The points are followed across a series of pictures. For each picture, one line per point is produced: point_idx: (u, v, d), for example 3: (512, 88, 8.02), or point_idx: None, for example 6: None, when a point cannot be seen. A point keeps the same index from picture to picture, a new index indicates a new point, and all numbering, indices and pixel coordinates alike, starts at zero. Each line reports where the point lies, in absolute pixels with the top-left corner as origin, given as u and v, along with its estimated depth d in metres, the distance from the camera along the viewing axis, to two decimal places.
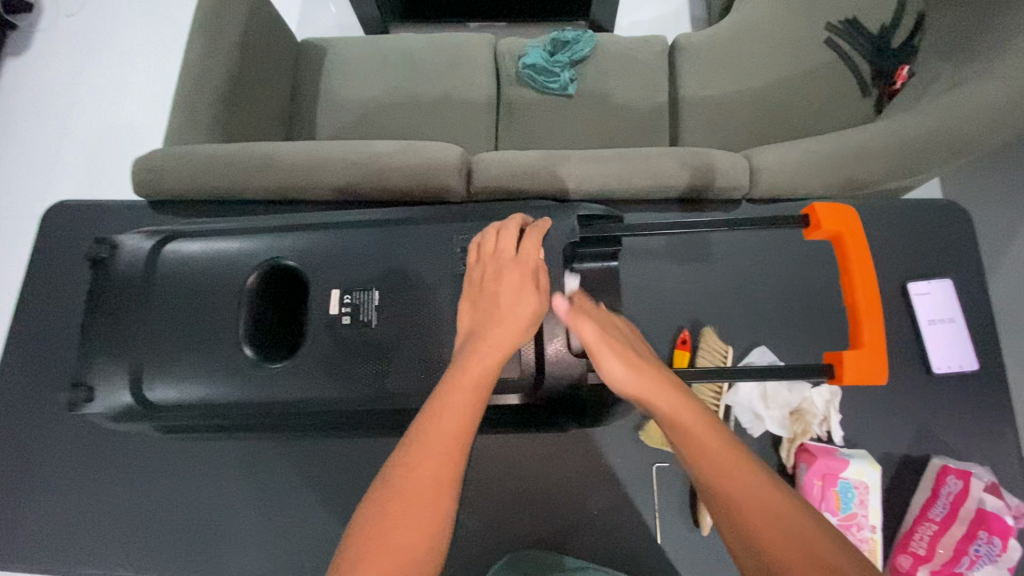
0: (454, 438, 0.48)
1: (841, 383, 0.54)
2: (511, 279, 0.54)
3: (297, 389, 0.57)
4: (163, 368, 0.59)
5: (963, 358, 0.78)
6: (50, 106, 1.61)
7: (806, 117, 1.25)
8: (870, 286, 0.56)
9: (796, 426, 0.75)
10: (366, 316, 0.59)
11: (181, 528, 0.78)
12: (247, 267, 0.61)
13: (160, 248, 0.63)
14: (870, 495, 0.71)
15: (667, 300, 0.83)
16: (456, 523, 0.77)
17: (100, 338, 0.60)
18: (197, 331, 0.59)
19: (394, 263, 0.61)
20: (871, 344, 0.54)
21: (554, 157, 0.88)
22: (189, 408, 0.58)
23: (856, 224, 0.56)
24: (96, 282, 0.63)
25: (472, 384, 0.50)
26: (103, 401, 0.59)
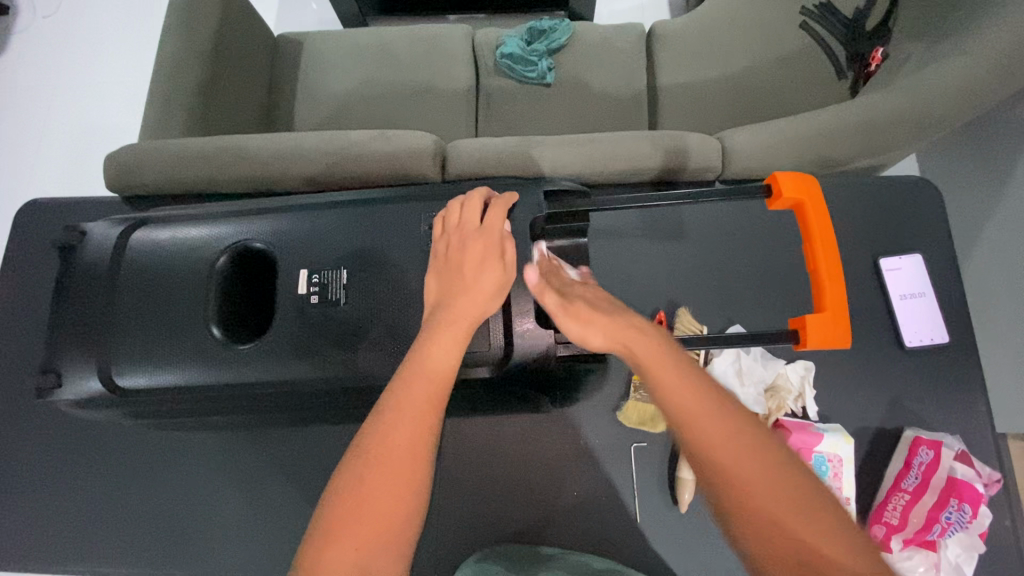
0: (425, 409, 0.48)
1: (806, 348, 0.55)
2: (476, 247, 0.56)
3: (267, 368, 0.57)
4: (134, 354, 0.58)
5: (935, 331, 0.79)
6: (25, 108, 1.59)
7: (783, 101, 1.26)
8: (831, 251, 0.57)
9: (771, 403, 0.75)
10: (335, 294, 0.59)
11: (161, 522, 0.78)
12: (216, 250, 0.62)
13: (128, 235, 0.63)
14: (844, 468, 0.72)
15: (643, 281, 0.83)
16: (437, 509, 0.77)
17: (68, 326, 0.60)
18: (166, 316, 0.59)
19: (362, 243, 0.61)
20: (833, 308, 0.54)
21: (528, 143, 0.89)
22: (161, 393, 0.58)
23: (816, 192, 0.57)
24: (64, 270, 0.62)
25: (440, 354, 0.51)
26: (73, 389, 0.58)
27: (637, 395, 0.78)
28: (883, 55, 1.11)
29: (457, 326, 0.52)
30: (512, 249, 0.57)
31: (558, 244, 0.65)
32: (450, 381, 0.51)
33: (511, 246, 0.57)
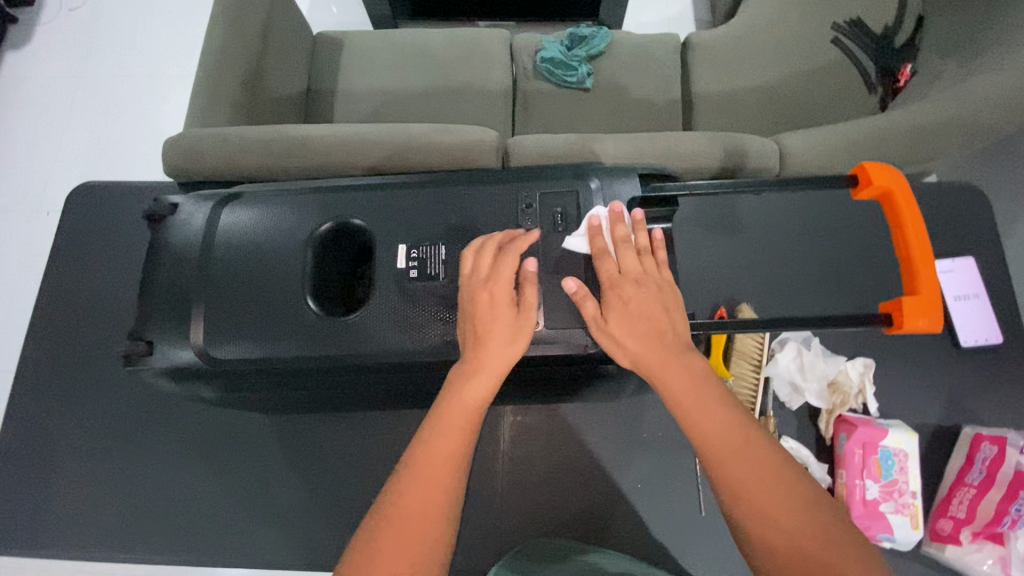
0: (451, 455, 0.50)
1: (901, 333, 0.56)
2: (482, 301, 0.54)
3: (365, 344, 0.58)
4: (227, 325, 0.59)
5: (989, 332, 0.81)
6: (56, 99, 1.58)
7: (815, 114, 1.31)
8: (922, 238, 0.58)
9: (835, 397, 0.78)
10: (433, 270, 0.60)
11: (228, 508, 0.79)
12: (313, 224, 0.62)
13: (219, 210, 0.63)
14: (909, 462, 0.73)
15: (704, 278, 0.85)
16: (507, 494, 0.81)
17: (162, 297, 0.60)
18: (260, 289, 0.60)
19: (459, 222, 0.62)
20: (926, 293, 0.55)
21: (591, 139, 0.90)
22: (250, 366, 0.58)
23: (905, 181, 0.58)
24: (154, 243, 0.63)
25: (460, 410, 0.52)
26: (165, 358, 0.59)
27: None
28: (911, 72, 1.22)
29: (480, 380, 0.52)
30: (529, 294, 0.55)
31: (650, 230, 0.66)
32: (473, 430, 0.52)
33: (530, 289, 0.55)
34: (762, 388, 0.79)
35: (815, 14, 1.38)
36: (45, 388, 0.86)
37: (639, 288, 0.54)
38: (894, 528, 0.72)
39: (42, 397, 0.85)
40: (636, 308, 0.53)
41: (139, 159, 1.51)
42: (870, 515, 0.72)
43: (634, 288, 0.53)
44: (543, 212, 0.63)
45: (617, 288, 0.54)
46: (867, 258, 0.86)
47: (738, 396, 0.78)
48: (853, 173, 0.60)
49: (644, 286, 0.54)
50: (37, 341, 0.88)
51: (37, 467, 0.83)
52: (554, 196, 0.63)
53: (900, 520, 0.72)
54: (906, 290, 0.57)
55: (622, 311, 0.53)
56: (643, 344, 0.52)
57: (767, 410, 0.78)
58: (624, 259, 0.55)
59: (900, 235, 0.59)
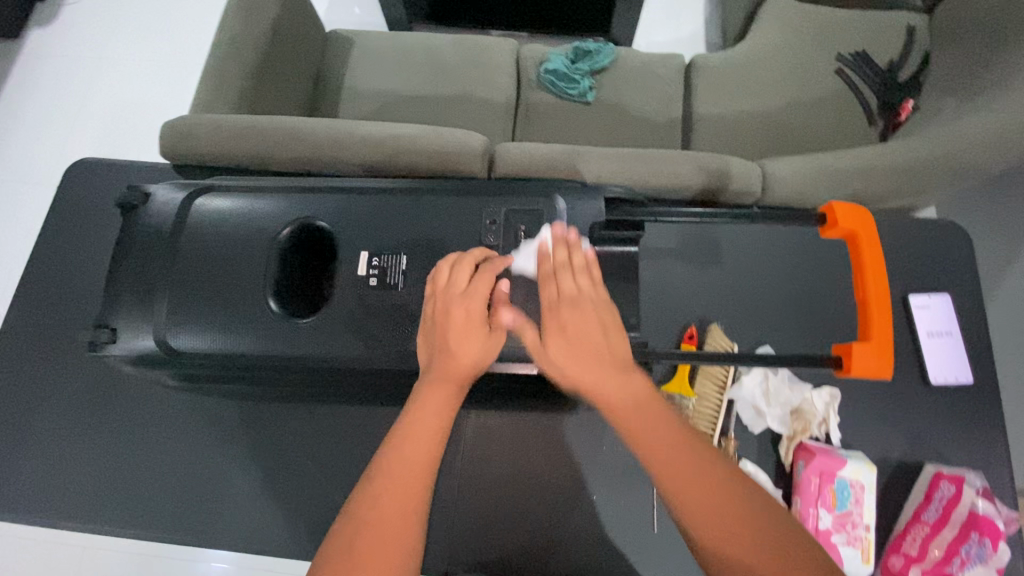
0: (421, 459, 0.52)
1: (851, 377, 0.56)
2: (459, 315, 0.55)
3: (319, 345, 0.59)
4: (189, 316, 0.60)
5: (959, 371, 0.81)
6: (75, 75, 1.63)
7: (809, 145, 1.32)
8: (882, 283, 0.57)
9: (796, 424, 0.78)
10: (393, 280, 0.61)
11: (186, 485, 0.80)
12: (279, 225, 0.63)
13: (191, 202, 0.65)
14: (866, 495, 0.73)
15: (677, 296, 0.85)
16: (462, 498, 0.80)
17: (127, 283, 0.62)
18: (223, 283, 0.61)
19: (423, 233, 0.64)
20: (879, 338, 0.55)
21: (576, 152, 0.91)
22: (208, 357, 0.60)
23: (871, 224, 0.58)
24: (124, 231, 0.65)
25: (432, 414, 0.53)
26: (124, 344, 0.60)
27: (663, 406, 0.78)
28: (914, 106, 1.25)
29: (450, 389, 0.54)
30: (504, 312, 0.57)
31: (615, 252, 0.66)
32: (444, 434, 0.54)
33: (505, 309, 0.57)
34: (725, 410, 0.79)
35: (819, 46, 1.39)
36: (24, 353, 0.88)
37: (580, 308, 0.56)
38: (843, 560, 0.72)
39: (19, 363, 0.87)
40: (576, 332, 0.55)
41: (147, 141, 1.55)
42: (821, 546, 0.71)
43: (573, 311, 0.55)
44: (507, 229, 0.64)
45: (557, 313, 0.56)
46: (843, 288, 0.85)
47: (700, 416, 0.78)
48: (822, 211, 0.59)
49: (580, 305, 0.56)
50: (20, 306, 0.90)
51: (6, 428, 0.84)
52: (519, 213, 0.65)
53: (851, 552, 0.72)
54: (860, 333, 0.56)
55: (559, 340, 0.55)
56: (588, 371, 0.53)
57: (728, 432, 0.78)
58: (567, 277, 0.57)
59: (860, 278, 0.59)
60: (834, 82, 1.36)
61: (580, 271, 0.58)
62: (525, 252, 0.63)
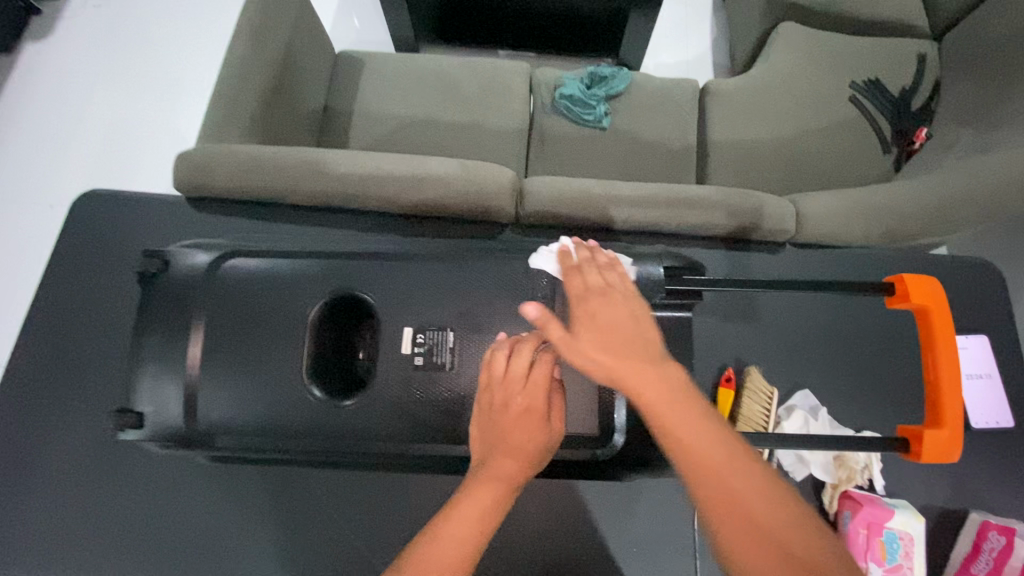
0: (455, 561, 0.48)
1: (919, 460, 0.58)
2: (516, 415, 0.53)
3: (362, 427, 0.60)
4: (224, 400, 0.60)
5: (1000, 415, 0.80)
6: (75, 93, 1.58)
7: (825, 173, 1.32)
8: (953, 363, 0.59)
9: (841, 473, 0.75)
10: (440, 358, 0.61)
11: (205, 540, 0.76)
12: (314, 300, 0.62)
13: (218, 267, 0.63)
14: (914, 547, 0.71)
15: (714, 338, 0.83)
16: (493, 552, 0.77)
17: (154, 361, 0.60)
18: (260, 364, 0.60)
19: (468, 303, 0.63)
20: (950, 424, 0.57)
21: (607, 189, 0.88)
22: (246, 439, 0.60)
23: (943, 301, 0.59)
24: (145, 299, 0.63)
25: (477, 512, 0.50)
26: (155, 425, 0.60)
27: None
28: (927, 135, 1.28)
29: (498, 490, 0.51)
30: (558, 404, 0.55)
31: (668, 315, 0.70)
32: (484, 536, 0.50)
33: (557, 398, 0.55)
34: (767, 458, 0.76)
35: (833, 73, 1.39)
36: (28, 398, 0.83)
37: (608, 302, 0.51)
38: None
39: (23, 407, 0.83)
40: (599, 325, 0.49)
41: (148, 163, 1.51)
42: None
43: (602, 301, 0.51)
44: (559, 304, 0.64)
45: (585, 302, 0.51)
46: (878, 329, 0.84)
47: None
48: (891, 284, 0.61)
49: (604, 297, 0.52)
50: (25, 347, 0.85)
51: (10, 480, 0.80)
52: None
53: None
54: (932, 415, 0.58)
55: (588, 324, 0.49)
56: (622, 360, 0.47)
57: None
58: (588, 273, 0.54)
59: (931, 356, 0.60)
60: (848, 109, 1.36)
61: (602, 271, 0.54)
62: None
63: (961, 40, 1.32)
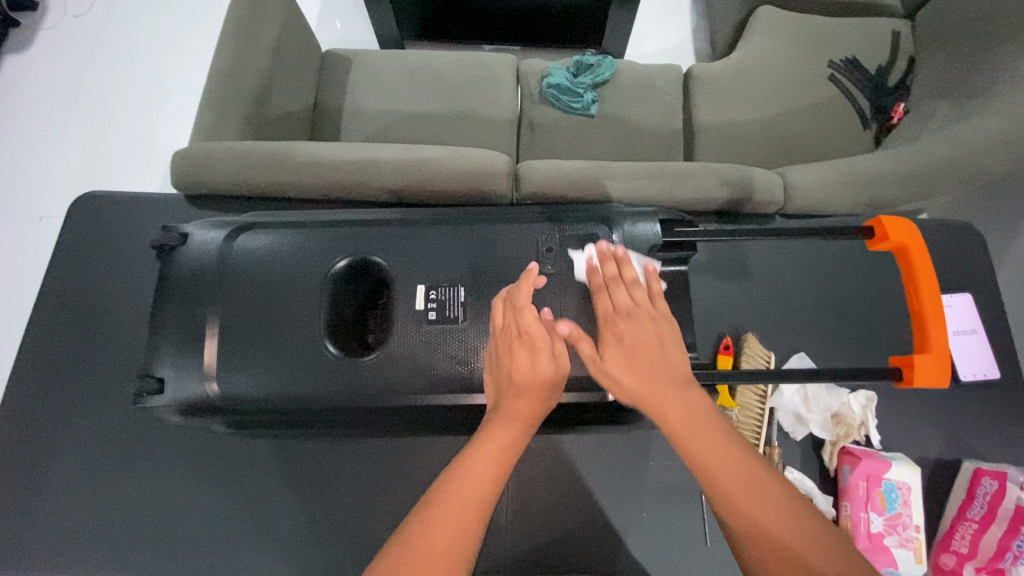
0: (476, 498, 0.52)
1: (912, 385, 0.60)
2: (521, 356, 0.57)
3: (379, 383, 0.61)
4: (243, 363, 0.61)
5: (986, 367, 0.83)
6: (62, 103, 1.58)
7: (809, 150, 1.35)
8: (935, 292, 0.61)
9: (838, 429, 0.78)
10: (452, 312, 0.63)
11: (230, 528, 0.80)
12: (335, 255, 0.65)
13: (232, 239, 0.66)
14: (912, 495, 0.74)
15: (712, 308, 0.86)
16: (508, 524, 0.81)
17: (173, 331, 0.62)
18: (279, 324, 0.62)
19: (478, 262, 0.66)
20: (937, 349, 0.59)
21: (600, 169, 0.91)
22: (263, 402, 0.61)
23: (919, 236, 0.62)
24: (165, 271, 0.66)
25: (495, 449, 0.54)
26: (173, 393, 0.61)
27: None
28: (904, 110, 1.31)
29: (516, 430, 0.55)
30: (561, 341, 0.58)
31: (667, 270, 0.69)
32: (503, 472, 0.54)
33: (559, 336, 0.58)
34: (767, 419, 0.79)
35: (811, 53, 1.43)
36: (45, 405, 0.86)
37: (636, 324, 0.58)
38: (897, 562, 0.72)
39: (42, 413, 0.86)
40: (631, 353, 0.57)
41: (139, 170, 1.51)
42: (874, 549, 0.72)
43: (630, 323, 0.58)
44: (563, 257, 0.66)
45: (614, 325, 0.59)
46: (868, 292, 0.87)
47: (743, 427, 0.78)
48: (868, 226, 0.64)
49: (634, 318, 0.58)
50: (40, 354, 0.88)
51: (35, 483, 0.83)
52: (576, 239, 0.67)
53: (904, 554, 0.72)
54: (917, 343, 0.60)
55: (620, 355, 0.57)
56: (646, 379, 0.55)
57: (773, 441, 0.78)
58: (620, 292, 0.60)
59: (914, 288, 0.63)
60: (827, 88, 1.39)
61: (631, 286, 0.60)
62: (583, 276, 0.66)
63: (934, 15, 1.36)
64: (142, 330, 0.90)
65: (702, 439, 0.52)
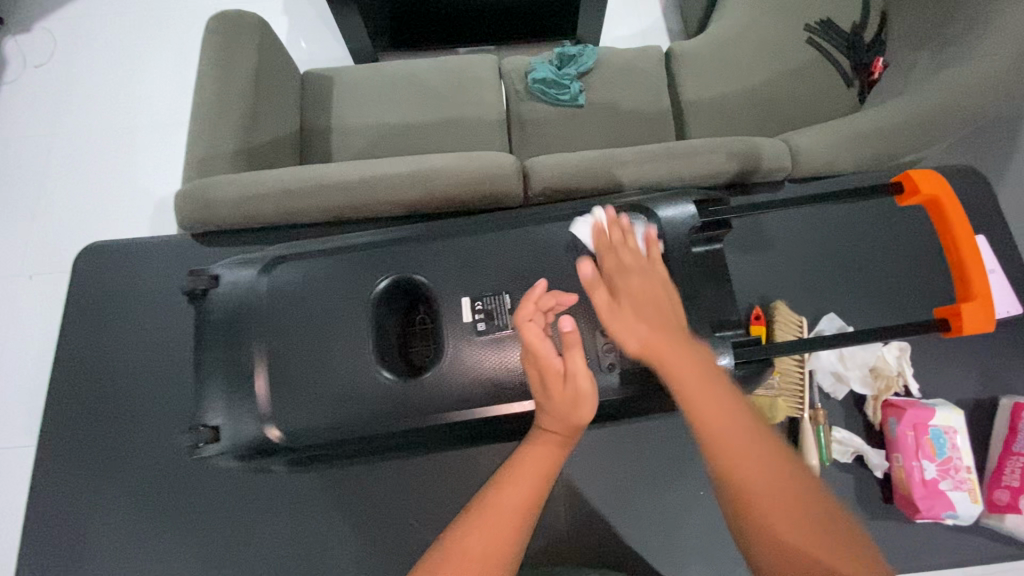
0: (511, 514, 0.54)
1: (961, 334, 0.61)
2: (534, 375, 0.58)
3: (435, 401, 0.62)
4: (296, 405, 0.62)
5: (1009, 304, 0.84)
6: (36, 156, 1.53)
7: (798, 114, 1.36)
8: (971, 241, 0.63)
9: (880, 383, 0.80)
10: (501, 321, 0.64)
11: (292, 561, 0.80)
12: (378, 277, 0.66)
13: (266, 275, 0.66)
14: (959, 438, 0.75)
15: (739, 282, 0.87)
16: (571, 519, 0.84)
17: (220, 380, 0.63)
18: (328, 358, 0.63)
19: (517, 268, 0.67)
20: (981, 296, 0.61)
21: (609, 156, 0.91)
22: (321, 438, 0.62)
23: (949, 186, 0.64)
24: (201, 317, 0.66)
25: (533, 469, 0.56)
26: (229, 440, 0.62)
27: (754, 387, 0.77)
28: (885, 64, 1.30)
29: (552, 446, 0.58)
30: (577, 364, 0.55)
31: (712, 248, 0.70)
32: (539, 492, 0.56)
33: (577, 356, 0.56)
34: (808, 383, 0.80)
35: (787, 19, 1.44)
36: (81, 465, 0.85)
37: (642, 279, 0.60)
38: (954, 505, 0.74)
39: (79, 474, 0.84)
40: (638, 303, 0.58)
41: (127, 215, 1.47)
42: (931, 495, 0.73)
43: (636, 279, 0.60)
44: None
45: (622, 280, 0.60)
46: (887, 247, 0.88)
47: (787, 392, 0.79)
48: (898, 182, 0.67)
49: (640, 279, 0.60)
50: (68, 415, 0.86)
51: (84, 545, 0.81)
52: None
53: (960, 496, 0.74)
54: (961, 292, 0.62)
55: (629, 307, 0.57)
56: (653, 330, 0.55)
57: (816, 404, 0.80)
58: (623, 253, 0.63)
59: (950, 239, 0.65)
60: (806, 51, 1.40)
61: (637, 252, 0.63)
62: None
63: None
64: (170, 377, 0.88)
65: (703, 379, 0.52)
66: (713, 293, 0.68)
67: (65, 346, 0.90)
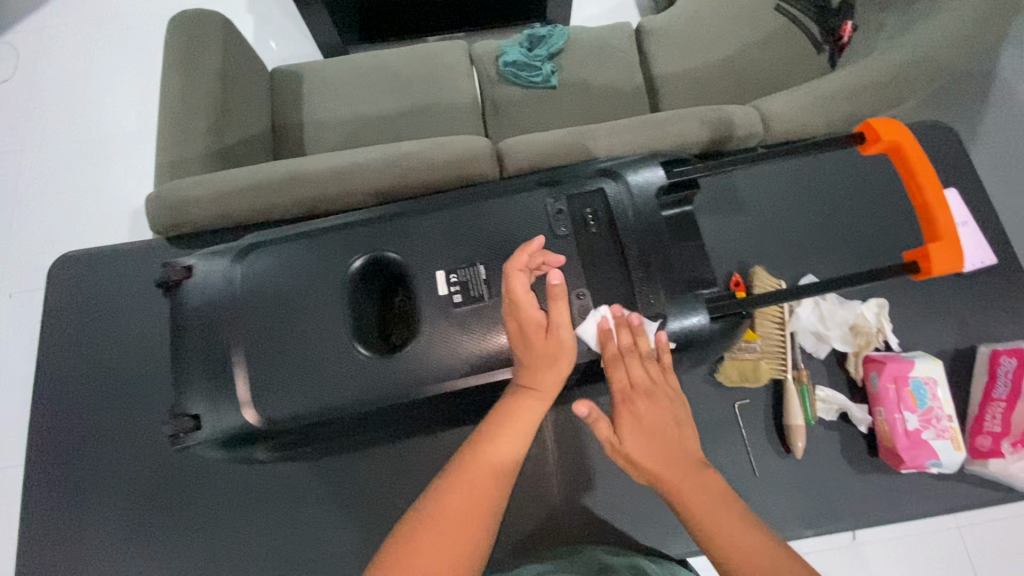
0: (494, 478, 0.55)
1: (931, 274, 0.62)
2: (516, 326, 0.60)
3: (414, 374, 0.62)
4: (274, 387, 0.62)
5: (983, 254, 0.86)
6: (5, 173, 1.51)
7: (770, 83, 1.36)
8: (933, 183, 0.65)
9: (859, 340, 0.81)
10: (476, 290, 0.64)
11: (289, 555, 0.80)
12: (351, 255, 0.66)
13: (239, 262, 0.66)
14: (939, 388, 0.77)
15: (717, 248, 0.87)
16: (565, 494, 0.84)
17: (199, 368, 0.64)
18: (304, 338, 0.63)
19: (490, 240, 0.67)
20: (947, 235, 0.62)
21: (580, 132, 0.91)
22: (303, 418, 0.62)
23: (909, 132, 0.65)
24: (177, 307, 0.67)
25: (517, 432, 0.58)
26: (211, 428, 0.62)
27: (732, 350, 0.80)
28: (852, 27, 1.26)
29: (531, 399, 0.59)
30: (561, 314, 0.58)
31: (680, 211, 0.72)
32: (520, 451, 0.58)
33: (561, 307, 0.58)
34: (790, 344, 0.81)
35: None
36: (70, 476, 0.84)
37: (653, 407, 0.61)
38: (938, 453, 0.75)
39: (67, 486, 0.83)
40: (646, 434, 0.60)
41: (103, 225, 1.45)
42: (915, 446, 0.75)
43: (648, 402, 0.61)
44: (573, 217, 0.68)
45: (631, 403, 0.61)
46: (862, 205, 0.89)
47: (769, 356, 0.80)
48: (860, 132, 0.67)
49: (650, 398, 0.61)
50: (53, 427, 0.86)
51: (78, 555, 0.81)
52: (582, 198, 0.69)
53: (943, 445, 0.75)
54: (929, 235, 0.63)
55: (634, 432, 0.60)
56: (657, 460, 0.59)
57: (799, 364, 0.80)
58: (635, 371, 0.62)
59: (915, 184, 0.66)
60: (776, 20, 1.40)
61: (648, 368, 0.62)
62: (596, 231, 0.68)
63: None
64: (153, 382, 0.87)
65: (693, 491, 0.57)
66: (687, 255, 0.68)
67: (44, 358, 0.89)
